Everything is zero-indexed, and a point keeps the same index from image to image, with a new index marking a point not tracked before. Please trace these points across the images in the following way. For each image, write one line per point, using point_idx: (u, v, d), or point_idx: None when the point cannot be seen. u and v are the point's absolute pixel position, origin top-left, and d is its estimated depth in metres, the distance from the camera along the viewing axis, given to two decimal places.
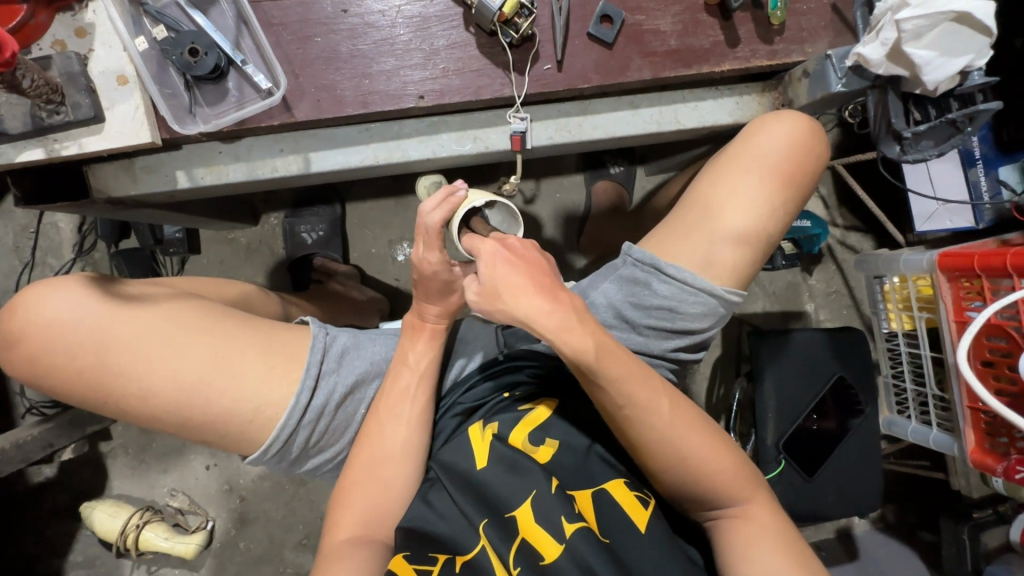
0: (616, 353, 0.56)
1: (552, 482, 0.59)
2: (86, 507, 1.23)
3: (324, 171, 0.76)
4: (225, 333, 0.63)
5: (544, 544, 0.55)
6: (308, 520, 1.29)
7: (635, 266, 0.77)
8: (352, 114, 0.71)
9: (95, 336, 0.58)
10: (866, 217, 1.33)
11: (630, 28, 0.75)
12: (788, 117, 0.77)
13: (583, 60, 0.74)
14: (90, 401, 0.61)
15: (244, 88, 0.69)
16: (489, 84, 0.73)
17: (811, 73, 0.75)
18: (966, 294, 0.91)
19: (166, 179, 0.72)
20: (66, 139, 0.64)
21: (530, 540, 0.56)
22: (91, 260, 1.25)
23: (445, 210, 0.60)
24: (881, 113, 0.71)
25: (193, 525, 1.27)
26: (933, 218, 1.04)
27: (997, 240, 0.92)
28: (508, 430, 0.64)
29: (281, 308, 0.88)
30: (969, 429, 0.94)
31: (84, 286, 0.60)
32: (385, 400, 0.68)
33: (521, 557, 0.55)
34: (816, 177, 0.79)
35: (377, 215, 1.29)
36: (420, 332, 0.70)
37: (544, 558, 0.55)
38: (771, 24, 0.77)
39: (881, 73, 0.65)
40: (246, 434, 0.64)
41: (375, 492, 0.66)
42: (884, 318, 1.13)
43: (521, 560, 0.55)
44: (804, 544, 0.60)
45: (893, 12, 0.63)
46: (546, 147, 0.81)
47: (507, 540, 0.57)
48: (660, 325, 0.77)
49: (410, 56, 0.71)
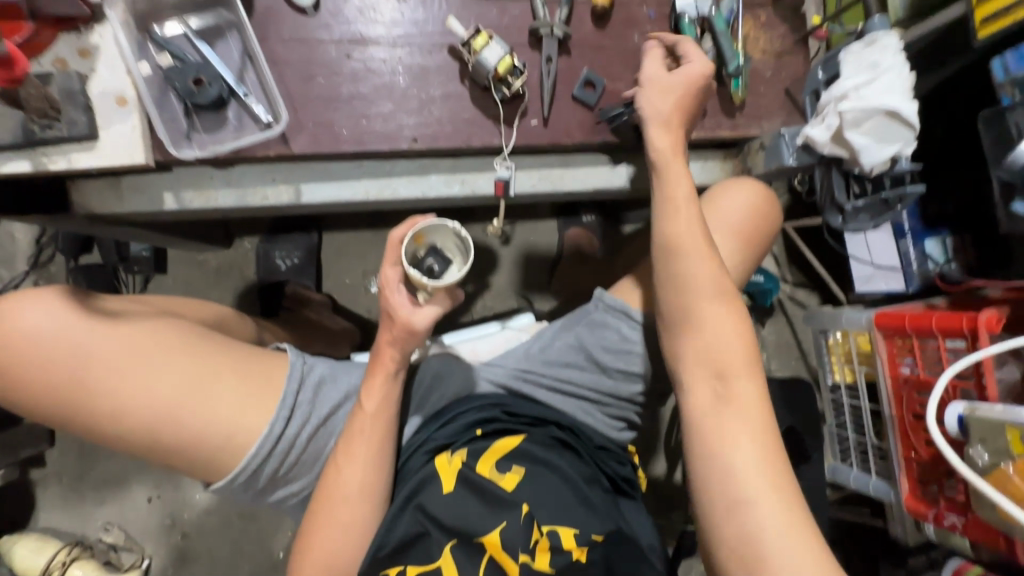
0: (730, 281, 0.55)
1: (521, 509, 0.66)
2: (6, 541, 1.13)
3: (314, 202, 0.78)
4: (206, 358, 0.63)
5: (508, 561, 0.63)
6: (255, 559, 1.22)
7: (606, 311, 0.83)
8: (347, 151, 0.74)
9: (71, 350, 0.57)
10: (811, 275, 1.45)
11: (611, 93, 0.82)
12: (747, 184, 0.85)
13: (567, 118, 0.81)
14: (55, 416, 0.59)
15: (244, 118, 0.71)
16: (479, 133, 0.78)
17: (767, 146, 0.84)
18: (899, 352, 1.00)
19: (153, 200, 0.73)
20: (56, 154, 0.64)
21: (496, 556, 0.63)
22: (46, 274, 1.20)
23: (406, 228, 0.67)
24: (828, 186, 0.81)
25: (127, 563, 1.18)
26: (870, 281, 1.14)
27: (924, 303, 1.03)
28: (475, 459, 0.70)
29: (255, 334, 0.87)
30: (904, 478, 1.01)
31: (62, 300, 0.58)
32: (355, 433, 0.67)
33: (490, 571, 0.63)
34: (771, 240, 0.88)
35: (353, 245, 1.31)
36: (377, 371, 0.68)
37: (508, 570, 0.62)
38: (732, 100, 0.86)
39: (826, 152, 0.73)
40: (215, 461, 0.63)
41: (343, 529, 0.67)
42: (828, 369, 1.21)
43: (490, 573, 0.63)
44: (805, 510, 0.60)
45: (836, 102, 0.72)
46: (529, 195, 0.86)
47: (474, 560, 0.63)
48: (626, 370, 0.83)
49: (407, 102, 0.76)
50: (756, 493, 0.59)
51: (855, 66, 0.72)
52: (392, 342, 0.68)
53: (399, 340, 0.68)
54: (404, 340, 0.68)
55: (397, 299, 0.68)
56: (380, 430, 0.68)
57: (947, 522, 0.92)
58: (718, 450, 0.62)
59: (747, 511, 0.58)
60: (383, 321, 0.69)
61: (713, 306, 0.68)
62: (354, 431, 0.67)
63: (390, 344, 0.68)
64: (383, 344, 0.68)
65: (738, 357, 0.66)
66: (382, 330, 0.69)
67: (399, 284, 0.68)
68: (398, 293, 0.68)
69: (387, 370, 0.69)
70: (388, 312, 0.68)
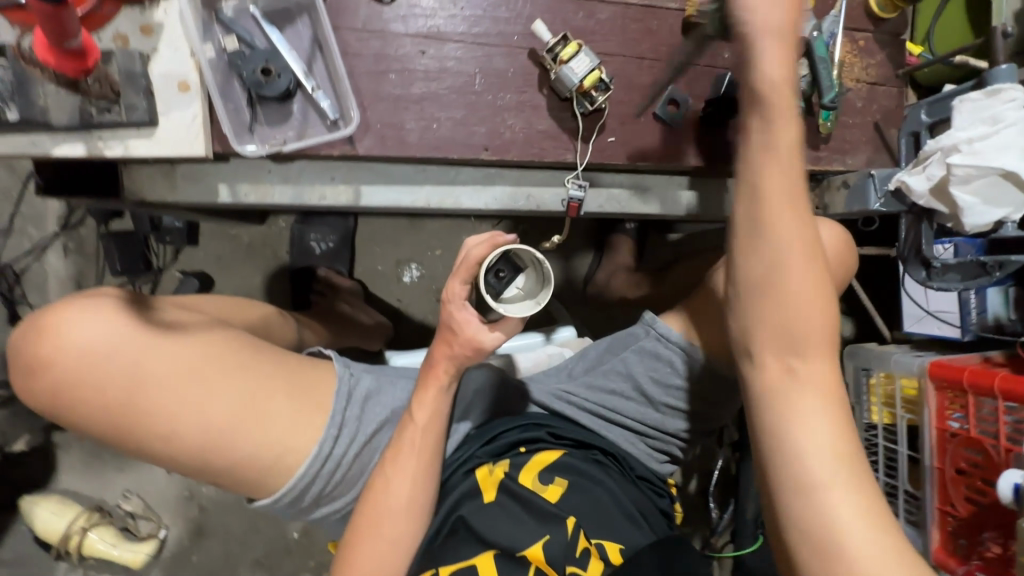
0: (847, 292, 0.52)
1: (566, 524, 0.66)
2: (26, 501, 1.13)
3: (371, 206, 0.74)
4: (258, 374, 0.60)
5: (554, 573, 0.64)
6: (270, 538, 1.23)
7: (659, 341, 0.77)
8: (414, 156, 0.70)
9: (125, 369, 0.54)
10: (851, 303, 1.41)
11: (694, 114, 0.77)
12: (829, 228, 0.79)
13: (646, 138, 0.76)
14: (108, 433, 0.56)
15: (309, 113, 0.67)
16: (553, 147, 0.73)
17: (851, 186, 0.80)
18: (949, 405, 0.97)
19: (208, 190, 0.69)
20: (112, 139, 0.60)
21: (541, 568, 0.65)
22: (76, 237, 1.17)
23: (486, 249, 0.61)
24: (913, 236, 0.76)
25: (144, 532, 1.19)
26: (921, 322, 1.11)
27: (981, 356, 1.00)
28: (518, 471, 0.71)
29: (296, 331, 0.85)
30: (936, 529, 0.99)
31: (117, 312, 0.55)
32: (402, 450, 0.65)
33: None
34: (841, 283, 0.83)
35: (388, 233, 1.27)
36: (429, 386, 0.65)
37: None
38: (819, 131, 0.81)
39: (921, 204, 0.70)
40: (263, 482, 0.61)
41: (387, 544, 0.66)
42: (865, 409, 1.18)
43: None
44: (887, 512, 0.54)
45: (943, 153, 0.68)
46: (594, 215, 0.81)
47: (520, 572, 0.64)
48: (676, 406, 0.79)
49: (481, 107, 0.71)
50: (836, 478, 0.53)
51: (971, 117, 0.67)
52: (446, 357, 0.65)
53: (450, 356, 0.65)
54: (455, 355, 0.65)
55: (459, 316, 0.64)
56: (428, 447, 0.65)
57: None
58: (784, 427, 0.56)
59: (828, 492, 0.52)
60: (438, 335, 0.66)
61: (796, 283, 0.56)
62: (400, 449, 0.65)
63: (446, 356, 0.65)
64: (435, 357, 0.66)
65: (814, 335, 0.57)
66: (437, 343, 0.66)
67: (466, 302, 0.64)
68: (462, 309, 0.64)
69: (441, 383, 0.66)
70: (449, 326, 0.64)
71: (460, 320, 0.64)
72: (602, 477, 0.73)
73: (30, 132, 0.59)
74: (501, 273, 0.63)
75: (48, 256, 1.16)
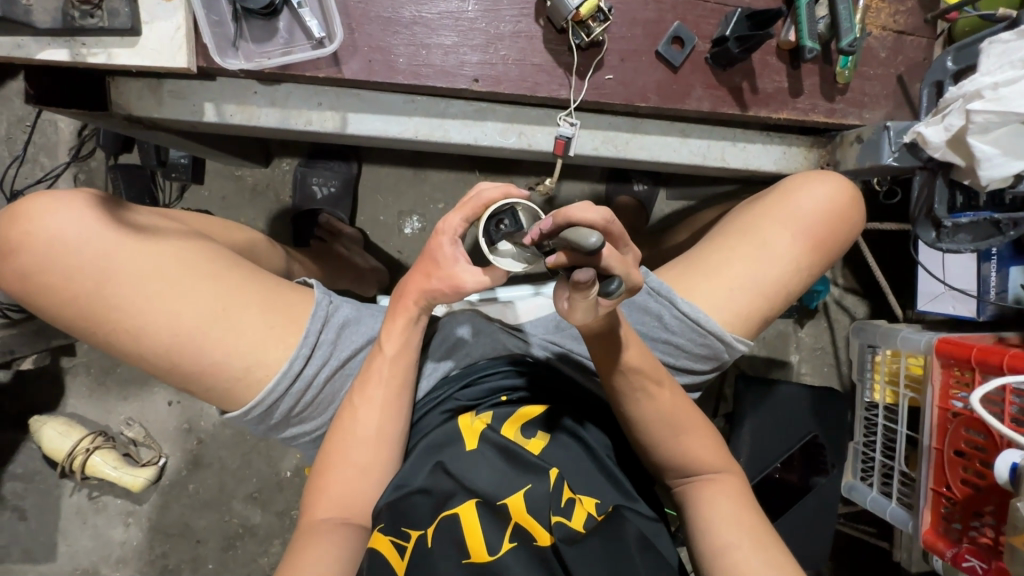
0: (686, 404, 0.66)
1: (550, 475, 0.62)
2: (35, 421, 1.19)
3: (358, 134, 0.73)
4: (230, 285, 0.60)
5: (538, 529, 0.58)
6: (263, 474, 1.26)
7: (649, 295, 0.74)
8: (401, 83, 0.68)
9: (94, 263, 0.55)
10: (866, 283, 1.35)
11: (699, 54, 0.73)
12: (832, 181, 0.77)
13: (646, 78, 0.72)
14: (76, 327, 0.57)
15: (295, 31, 0.65)
16: (546, 81, 0.70)
17: (865, 140, 0.75)
18: (954, 383, 0.93)
19: (193, 109, 0.69)
20: (96, 46, 0.60)
21: (522, 523, 0.58)
22: (86, 168, 1.19)
23: (499, 194, 0.55)
24: (925, 195, 0.74)
25: (145, 459, 1.24)
26: (936, 300, 1.03)
27: (995, 336, 0.95)
28: (500, 422, 0.67)
29: (284, 263, 0.85)
30: (927, 511, 0.96)
31: (91, 209, 0.57)
32: (371, 377, 0.65)
33: (517, 534, 0.57)
34: (845, 247, 0.80)
35: (392, 182, 1.25)
36: (398, 315, 0.64)
37: (538, 540, 0.57)
38: (835, 81, 0.76)
39: (936, 156, 0.68)
40: (230, 391, 0.61)
41: (354, 475, 0.63)
42: (868, 387, 1.14)
43: (517, 537, 0.56)
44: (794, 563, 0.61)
45: (964, 100, 0.65)
46: (588, 157, 0.79)
47: (499, 525, 0.57)
48: (664, 359, 0.76)
49: (472, 35, 0.69)
50: (741, 537, 0.61)
51: (998, 61, 0.65)
52: (418, 288, 0.63)
53: (426, 288, 0.62)
54: (431, 289, 0.62)
55: (447, 250, 0.59)
56: (396, 377, 0.65)
57: (965, 564, 0.89)
58: (697, 505, 0.66)
59: (732, 555, 0.60)
60: (417, 265, 0.63)
61: (683, 427, 0.65)
62: (368, 376, 0.64)
63: (417, 287, 0.63)
64: (408, 285, 0.64)
65: (704, 424, 0.68)
66: (415, 271, 0.63)
67: (457, 239, 0.59)
68: (452, 245, 0.59)
69: (409, 314, 0.64)
70: (432, 258, 0.61)
71: (444, 254, 0.60)
72: (582, 428, 0.69)
73: (15, 34, 0.59)
74: (504, 223, 0.54)
75: (58, 185, 1.18)
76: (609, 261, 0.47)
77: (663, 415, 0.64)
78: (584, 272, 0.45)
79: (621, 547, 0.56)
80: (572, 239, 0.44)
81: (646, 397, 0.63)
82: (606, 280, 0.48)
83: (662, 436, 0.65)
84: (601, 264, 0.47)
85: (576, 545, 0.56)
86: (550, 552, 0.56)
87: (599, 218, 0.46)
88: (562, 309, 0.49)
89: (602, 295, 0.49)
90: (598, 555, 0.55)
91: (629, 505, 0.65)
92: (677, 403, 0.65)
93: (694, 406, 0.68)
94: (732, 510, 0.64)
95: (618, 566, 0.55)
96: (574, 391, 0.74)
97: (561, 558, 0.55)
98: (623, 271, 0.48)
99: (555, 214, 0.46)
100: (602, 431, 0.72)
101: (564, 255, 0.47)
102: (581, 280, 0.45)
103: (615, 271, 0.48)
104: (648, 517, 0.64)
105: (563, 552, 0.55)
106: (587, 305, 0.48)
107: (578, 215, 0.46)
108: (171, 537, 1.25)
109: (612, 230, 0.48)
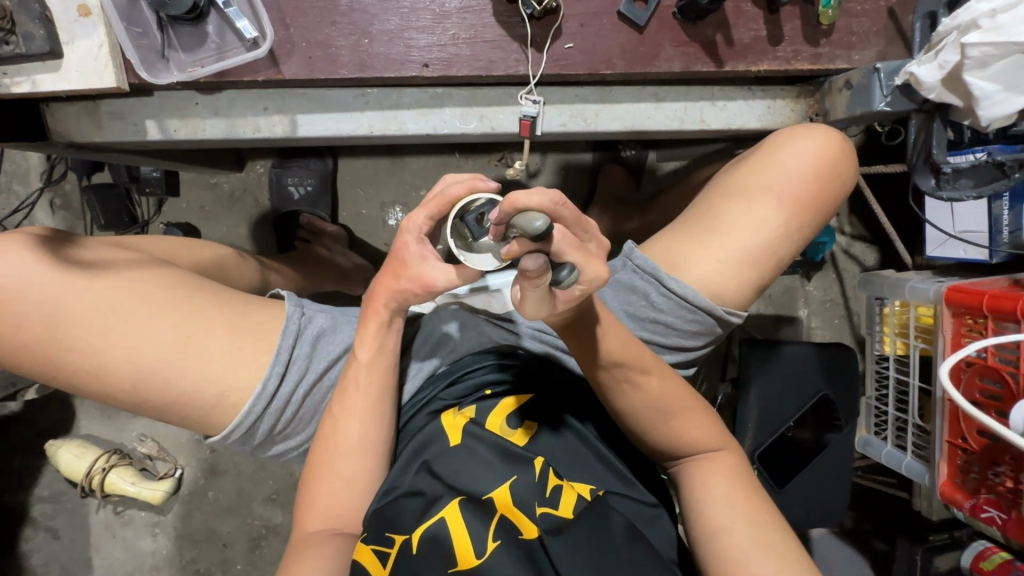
0: (679, 386, 0.63)
1: (535, 465, 0.61)
2: (51, 445, 1.22)
3: (311, 136, 0.69)
4: (190, 311, 0.59)
5: (523, 520, 0.57)
6: (278, 476, 1.28)
7: (635, 272, 0.71)
8: (346, 77, 0.64)
9: (42, 307, 0.54)
10: (874, 228, 1.29)
11: (665, 10, 0.67)
12: (820, 132, 0.71)
13: (609, 42, 0.67)
14: (41, 372, 0.57)
15: (225, 33, 0.61)
16: (501, 58, 0.66)
17: (854, 85, 0.69)
18: (967, 332, 0.88)
19: (135, 128, 0.67)
20: (18, 74, 0.58)
21: (508, 516, 0.57)
22: (61, 192, 1.17)
23: (464, 190, 0.51)
24: (923, 140, 0.69)
25: (162, 472, 1.26)
26: (945, 246, 0.98)
27: (1008, 279, 0.89)
28: (485, 416, 0.65)
29: (258, 275, 0.84)
30: (944, 463, 0.93)
31: (34, 251, 0.55)
32: (349, 386, 0.62)
33: (501, 530, 0.56)
34: (840, 200, 0.74)
35: (370, 173, 1.21)
36: (370, 320, 0.61)
37: (522, 532, 0.56)
38: (819, 23, 0.70)
39: (932, 98, 0.63)
40: (206, 417, 0.61)
41: (340, 485, 0.62)
42: (877, 340, 1.10)
43: (501, 534, 0.55)
44: (795, 546, 0.60)
45: (959, 32, 0.60)
46: (557, 134, 0.74)
47: (484, 519, 0.56)
48: (653, 340, 0.73)
49: (416, 17, 0.64)
50: (740, 520, 0.60)
51: None
52: (388, 289, 0.59)
53: (395, 290, 0.58)
54: (400, 290, 0.58)
55: (414, 249, 0.55)
56: (375, 384, 0.63)
57: (984, 515, 0.86)
58: (693, 489, 0.64)
59: (727, 537, 0.59)
60: (386, 265, 0.59)
61: (674, 411, 0.63)
62: (346, 386, 0.62)
63: (385, 288, 0.60)
64: (377, 288, 0.60)
65: (699, 405, 0.65)
66: (382, 274, 0.59)
67: (424, 237, 0.55)
68: (419, 243, 0.55)
69: (381, 319, 0.61)
70: (398, 258, 0.57)
71: (410, 254, 0.55)
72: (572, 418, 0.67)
73: None
74: (486, 219, 0.50)
75: (36, 213, 1.17)
76: (560, 245, 0.41)
77: (651, 402, 0.61)
78: (532, 259, 0.40)
79: (606, 537, 0.56)
80: (519, 223, 0.40)
81: (631, 385, 0.60)
82: (558, 267, 0.43)
83: (653, 422, 0.62)
84: (553, 249, 0.41)
85: (561, 536, 0.56)
86: (536, 544, 0.55)
87: (548, 202, 0.41)
88: (517, 300, 0.45)
89: (555, 284, 0.43)
90: (586, 542, 0.55)
91: (624, 491, 0.64)
92: (666, 386, 0.62)
93: (687, 387, 0.65)
94: (730, 492, 0.62)
95: (602, 555, 0.54)
96: (566, 379, 0.72)
97: (548, 551, 0.55)
98: (578, 257, 0.42)
99: (501, 202, 0.41)
100: (593, 417, 0.69)
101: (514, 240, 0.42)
102: (527, 269, 0.41)
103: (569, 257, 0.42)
104: (645, 503, 0.64)
105: (549, 545, 0.55)
106: (540, 297, 0.43)
107: (524, 201, 0.40)
108: (198, 543, 1.29)
109: (565, 213, 0.42)
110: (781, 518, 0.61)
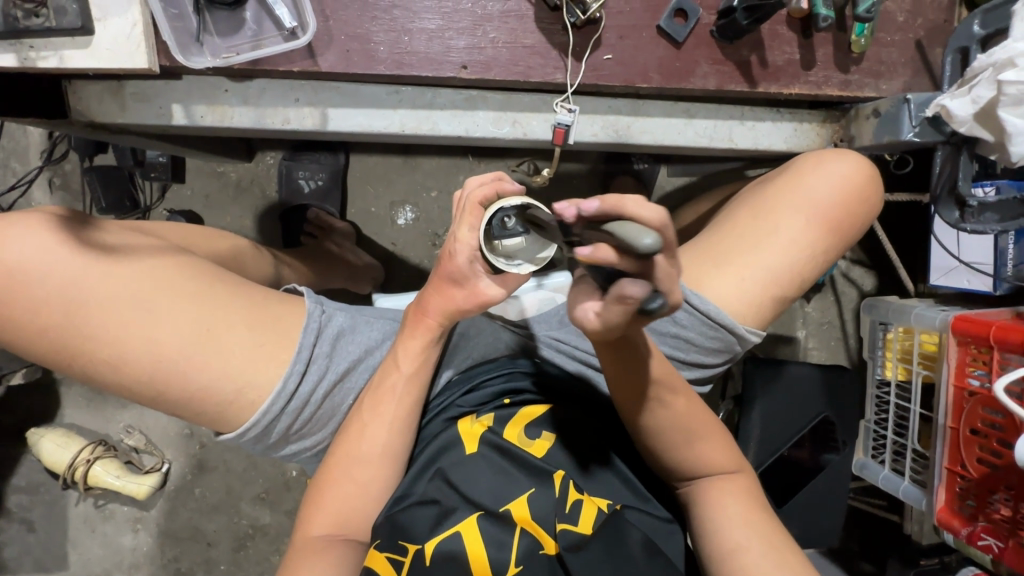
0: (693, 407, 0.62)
1: (554, 479, 0.60)
2: (33, 433, 1.17)
3: (340, 131, 0.68)
4: (213, 303, 0.57)
5: (543, 535, 0.57)
6: (269, 475, 1.24)
7: None
8: (383, 74, 0.63)
9: (60, 292, 0.52)
10: (874, 254, 1.31)
11: (704, 28, 0.68)
12: (847, 157, 0.73)
13: (647, 55, 0.67)
14: (53, 360, 0.55)
15: (262, 21, 0.61)
16: (540, 65, 0.65)
17: (882, 113, 0.71)
18: (971, 361, 0.90)
19: (160, 111, 0.65)
20: (45, 49, 0.56)
21: (529, 529, 0.57)
22: (61, 172, 1.14)
23: (491, 192, 0.48)
24: (949, 172, 0.70)
25: (148, 465, 1.22)
26: (949, 274, 0.99)
27: (1012, 311, 0.91)
28: (502, 425, 0.63)
29: (271, 269, 0.82)
30: (942, 489, 0.94)
31: (55, 232, 0.53)
32: (383, 392, 0.61)
33: (523, 556, 0.55)
34: (863, 227, 0.75)
35: (381, 171, 1.19)
36: (418, 333, 0.59)
37: (544, 547, 0.56)
38: (850, 51, 0.71)
39: (963, 131, 0.65)
40: (222, 414, 0.58)
41: (352, 492, 0.60)
42: (879, 364, 1.12)
43: (524, 559, 0.55)
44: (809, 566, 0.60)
45: (994, 69, 0.62)
46: (587, 144, 0.74)
47: (506, 530, 0.56)
48: (673, 355, 0.72)
49: (457, 18, 0.63)
50: (755, 542, 0.60)
51: None
52: (441, 308, 0.56)
53: (450, 309, 0.55)
54: (455, 309, 0.55)
55: (463, 265, 0.50)
56: (411, 395, 0.61)
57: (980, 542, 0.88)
58: (704, 507, 0.63)
59: (742, 557, 0.59)
60: (434, 281, 0.55)
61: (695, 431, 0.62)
62: (383, 393, 0.60)
63: (435, 303, 0.56)
64: (428, 302, 0.57)
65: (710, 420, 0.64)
66: (432, 289, 0.56)
67: (476, 255, 0.50)
68: (469, 261, 0.50)
69: (430, 331, 0.59)
70: (447, 274, 0.52)
71: (458, 268, 0.50)
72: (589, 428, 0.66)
73: None
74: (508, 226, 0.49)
75: (33, 192, 1.13)
76: (661, 272, 0.40)
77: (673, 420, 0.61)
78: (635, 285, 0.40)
79: (625, 554, 0.55)
80: (626, 236, 0.38)
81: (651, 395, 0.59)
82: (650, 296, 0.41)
83: (669, 435, 0.61)
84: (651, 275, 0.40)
85: (579, 552, 0.55)
86: (556, 561, 0.55)
87: (654, 218, 0.40)
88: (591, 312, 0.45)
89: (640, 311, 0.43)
90: (603, 557, 0.54)
91: (640, 505, 0.63)
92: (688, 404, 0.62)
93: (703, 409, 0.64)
94: (742, 510, 0.62)
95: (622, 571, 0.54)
96: (585, 390, 0.71)
97: (567, 568, 0.54)
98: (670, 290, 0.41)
99: (609, 199, 0.41)
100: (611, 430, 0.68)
101: (607, 250, 0.40)
102: (629, 295, 0.41)
103: (664, 287, 0.41)
104: (660, 517, 0.63)
105: (568, 561, 0.54)
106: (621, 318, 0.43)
107: (633, 210, 0.40)
108: (182, 541, 1.24)
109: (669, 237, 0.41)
110: (793, 537, 0.62)
